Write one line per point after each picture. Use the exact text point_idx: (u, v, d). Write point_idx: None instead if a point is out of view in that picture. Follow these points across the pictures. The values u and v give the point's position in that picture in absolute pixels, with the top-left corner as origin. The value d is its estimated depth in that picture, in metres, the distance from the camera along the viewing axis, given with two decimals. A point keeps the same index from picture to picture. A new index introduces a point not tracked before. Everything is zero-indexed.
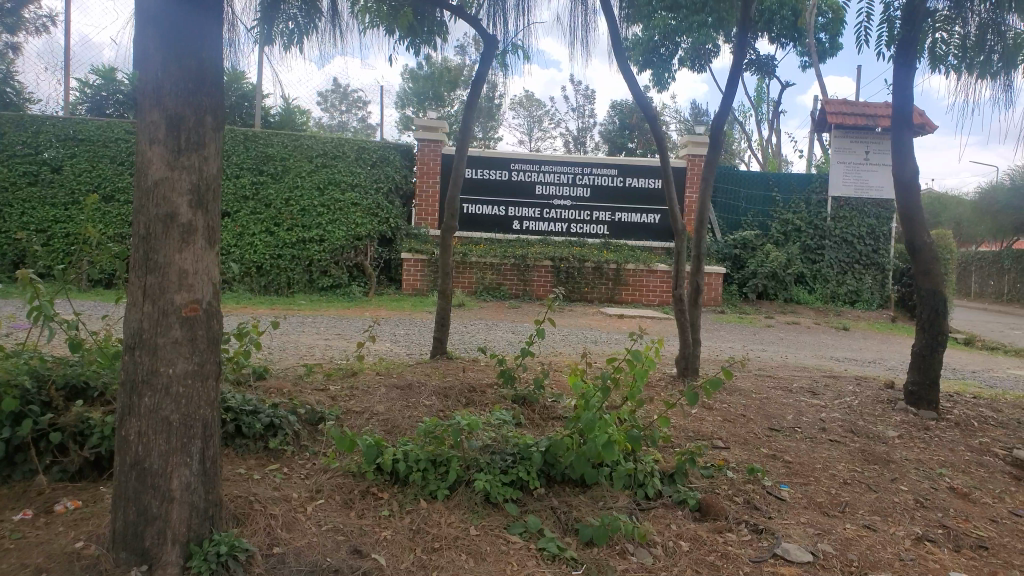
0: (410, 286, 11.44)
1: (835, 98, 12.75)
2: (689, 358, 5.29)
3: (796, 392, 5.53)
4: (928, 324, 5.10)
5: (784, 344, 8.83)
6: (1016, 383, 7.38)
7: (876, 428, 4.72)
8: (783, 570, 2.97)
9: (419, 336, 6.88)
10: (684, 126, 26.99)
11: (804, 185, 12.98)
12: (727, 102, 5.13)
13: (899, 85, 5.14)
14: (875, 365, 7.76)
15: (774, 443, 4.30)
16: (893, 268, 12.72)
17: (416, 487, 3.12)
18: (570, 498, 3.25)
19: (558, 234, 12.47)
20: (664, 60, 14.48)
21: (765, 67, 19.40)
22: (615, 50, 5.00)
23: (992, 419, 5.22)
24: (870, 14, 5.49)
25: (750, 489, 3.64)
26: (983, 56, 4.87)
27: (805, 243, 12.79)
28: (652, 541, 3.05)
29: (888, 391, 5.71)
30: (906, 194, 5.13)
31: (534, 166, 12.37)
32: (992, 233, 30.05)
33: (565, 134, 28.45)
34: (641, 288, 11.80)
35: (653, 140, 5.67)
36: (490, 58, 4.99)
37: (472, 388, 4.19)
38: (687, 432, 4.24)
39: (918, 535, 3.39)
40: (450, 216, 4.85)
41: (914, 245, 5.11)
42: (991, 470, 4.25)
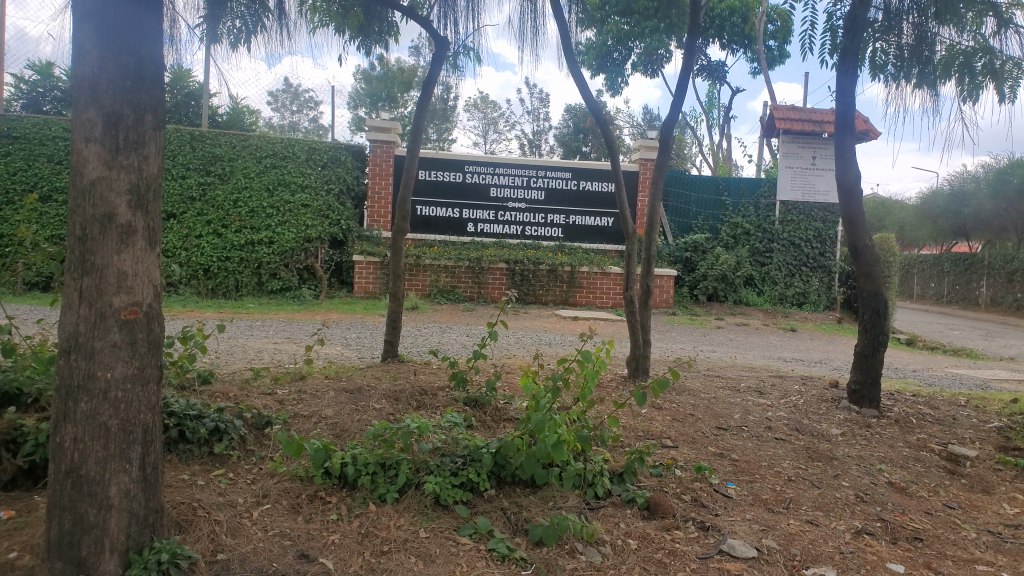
0: (362, 289, 11.36)
1: (783, 105, 13.13)
2: (640, 359, 5.35)
3: (744, 391, 5.65)
4: (870, 325, 5.25)
5: (733, 345, 9.00)
6: (954, 381, 7.64)
7: (820, 427, 4.85)
8: (728, 566, 3.03)
9: (371, 340, 6.84)
10: (637, 131, 27.31)
11: (753, 189, 13.24)
12: (676, 106, 5.21)
13: (841, 91, 5.28)
14: (820, 365, 7.96)
15: (721, 442, 4.38)
16: (838, 271, 13.06)
17: (365, 491, 3.10)
18: (519, 499, 3.26)
19: (513, 237, 12.51)
20: (617, 65, 14.64)
21: (716, 73, 19.74)
22: (565, 52, 5.03)
23: (929, 417, 5.40)
24: (814, 23, 5.65)
25: (698, 487, 3.70)
26: (920, 67, 5.04)
27: (754, 246, 13.05)
28: (601, 540, 3.09)
29: (832, 391, 5.86)
30: (849, 199, 5.27)
31: (489, 168, 12.39)
32: (934, 237, 31.05)
33: (520, 137, 28.57)
34: (595, 291, 11.90)
35: (605, 143, 5.72)
36: (441, 60, 4.97)
37: (423, 391, 4.18)
38: (636, 431, 4.29)
39: (857, 529, 3.49)
40: (402, 218, 4.83)
41: (856, 248, 5.25)
42: (927, 464, 4.39)
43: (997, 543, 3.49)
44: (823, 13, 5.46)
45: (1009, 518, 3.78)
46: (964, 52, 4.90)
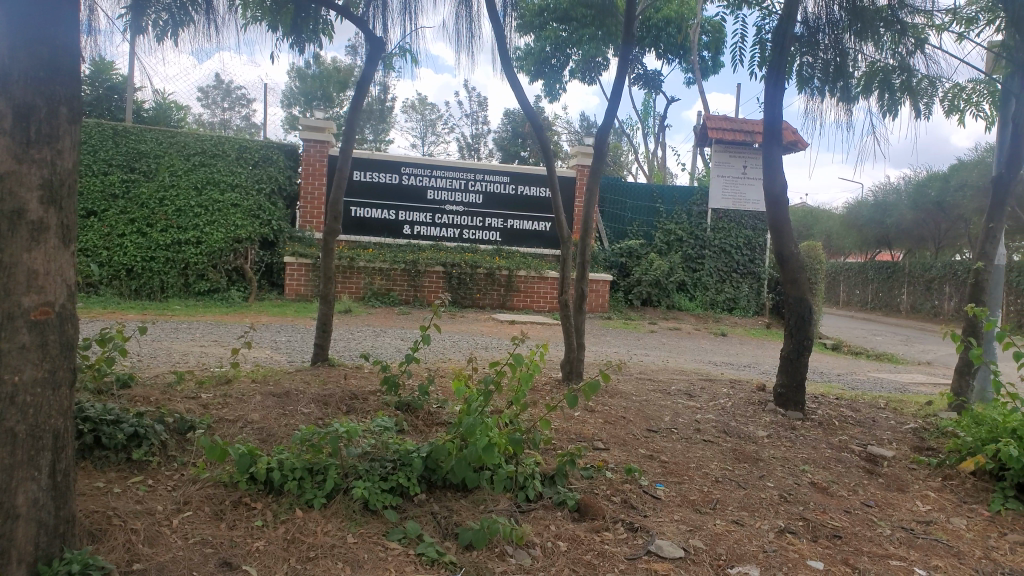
0: (293, 291, 11.18)
1: (716, 115, 13.48)
2: (574, 363, 5.39)
3: (674, 394, 5.75)
4: (795, 329, 5.41)
5: (666, 349, 9.17)
6: (874, 385, 7.95)
7: (747, 429, 4.98)
8: (655, 566, 3.08)
9: (302, 343, 6.72)
10: (575, 137, 27.64)
11: (687, 197, 13.54)
12: (611, 113, 5.28)
13: (769, 102, 5.43)
14: (749, 368, 8.18)
15: (651, 444, 4.45)
16: (767, 277, 13.44)
17: (292, 496, 3.04)
18: (450, 503, 3.25)
19: (450, 240, 12.46)
20: (556, 71, 14.78)
21: (652, 82, 20.10)
22: (501, 55, 5.05)
23: (850, 418, 5.60)
24: (744, 36, 5.82)
25: (627, 489, 3.75)
26: (844, 83, 5.23)
27: (687, 252, 13.31)
28: (531, 543, 3.10)
29: (759, 394, 6.03)
30: (775, 208, 5.43)
31: (426, 171, 12.33)
32: (858, 245, 32.27)
33: (459, 139, 28.58)
34: (532, 295, 11.96)
35: (540, 148, 5.74)
36: (375, 60, 4.93)
37: (354, 395, 4.12)
38: (569, 434, 4.32)
39: (780, 528, 3.59)
40: (334, 219, 4.76)
41: (783, 255, 5.41)
42: (848, 465, 4.55)
43: (909, 539, 3.65)
44: (753, 27, 5.62)
45: (920, 515, 3.96)
46: (884, 69, 5.15)
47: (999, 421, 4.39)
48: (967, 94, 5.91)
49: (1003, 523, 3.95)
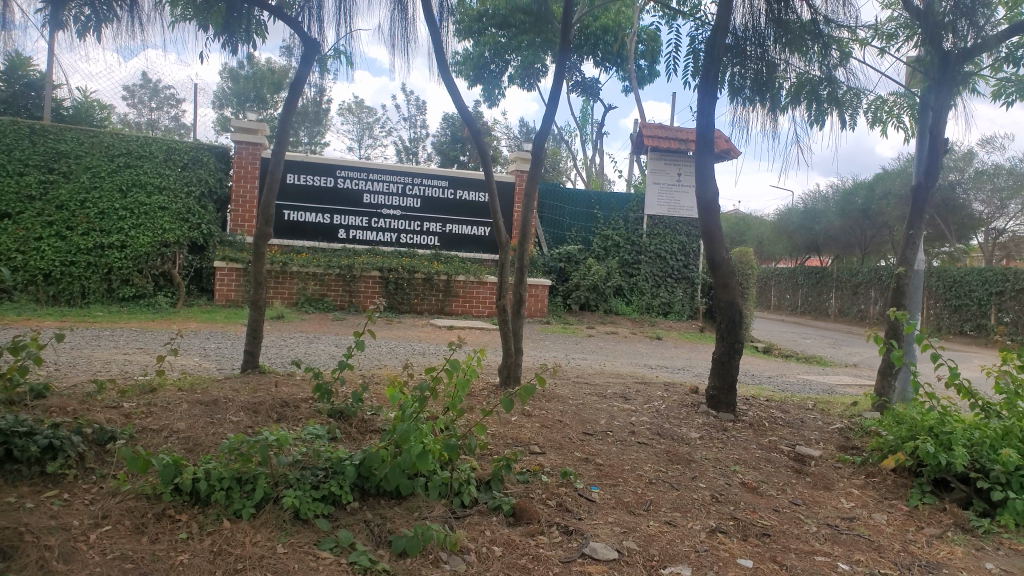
0: (223, 297, 10.89)
1: (652, 122, 13.69)
2: (511, 367, 5.39)
3: (610, 397, 5.82)
4: (726, 333, 5.53)
5: (603, 353, 9.27)
6: (803, 387, 8.20)
7: (680, 431, 5.07)
8: (590, 568, 3.10)
9: (231, 350, 6.56)
10: (513, 142, 27.76)
11: (623, 204, 13.75)
12: (548, 119, 5.32)
13: (702, 112, 5.55)
14: (683, 372, 8.33)
15: (586, 447, 4.49)
16: (701, 282, 13.73)
17: (219, 507, 2.96)
18: (384, 511, 3.22)
19: (387, 244, 12.35)
20: (494, 76, 14.83)
21: (590, 89, 20.32)
22: (437, 59, 5.04)
23: (779, 419, 5.77)
24: (678, 46, 5.94)
25: (563, 492, 3.77)
26: (774, 92, 5.38)
27: (624, 258, 13.52)
28: (466, 548, 3.09)
29: (693, 396, 6.15)
30: (707, 214, 5.55)
31: (362, 174, 12.21)
32: (789, 251, 33.27)
33: (397, 143, 28.40)
34: (470, 300, 11.95)
35: (478, 153, 5.74)
36: (310, 61, 4.85)
37: (285, 403, 4.04)
38: (505, 439, 4.33)
39: (711, 528, 3.67)
40: (265, 223, 4.66)
41: (714, 260, 5.53)
42: (777, 465, 4.68)
43: (833, 535, 3.77)
44: (687, 37, 5.74)
45: (845, 512, 4.10)
46: (812, 81, 5.36)
47: (918, 419, 4.58)
48: (889, 107, 6.19)
49: (921, 517, 4.12)
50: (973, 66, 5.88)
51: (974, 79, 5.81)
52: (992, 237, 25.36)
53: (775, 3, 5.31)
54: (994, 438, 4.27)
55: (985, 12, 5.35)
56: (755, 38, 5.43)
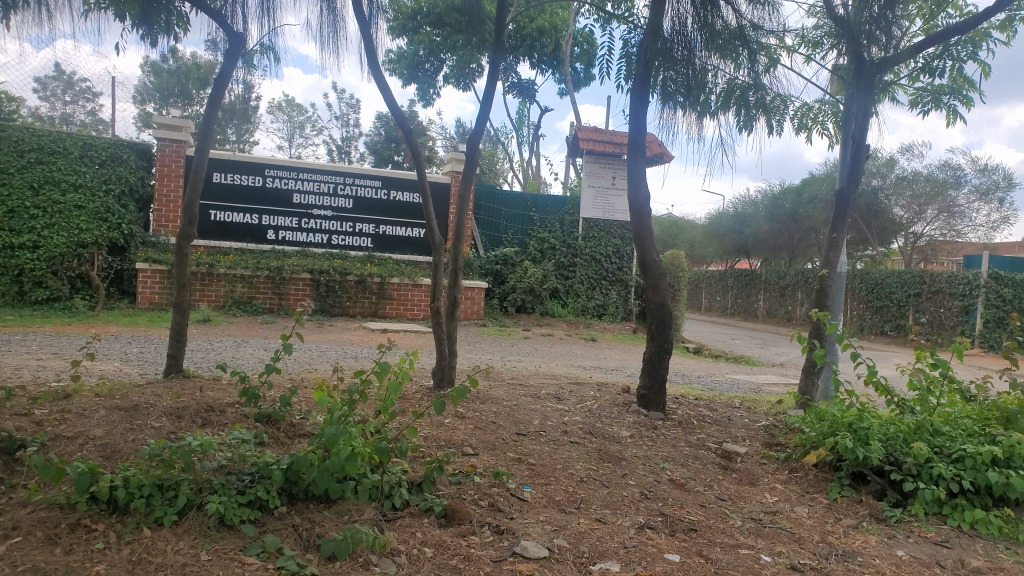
0: (146, 300, 10.52)
1: (587, 126, 13.85)
2: (446, 369, 5.35)
3: (544, 398, 5.88)
4: (657, 332, 5.65)
5: (538, 355, 9.33)
6: (731, 386, 8.44)
7: (612, 429, 5.15)
8: (521, 567, 3.13)
9: (153, 354, 6.37)
10: (447, 144, 27.74)
11: (559, 207, 13.89)
12: (482, 119, 5.34)
13: (634, 115, 5.65)
14: (615, 372, 8.45)
15: (519, 448, 4.52)
16: (634, 285, 13.96)
17: (139, 515, 2.88)
18: (313, 515, 3.19)
19: (318, 246, 12.18)
20: (429, 76, 14.77)
21: (526, 91, 20.42)
22: (368, 56, 5.00)
23: (707, 417, 5.92)
24: (611, 50, 6.03)
25: (495, 492, 3.79)
26: (704, 97, 5.53)
27: (559, 260, 13.64)
28: (396, 550, 3.08)
29: (624, 395, 6.27)
30: (639, 217, 5.66)
31: (292, 173, 12.01)
32: (719, 254, 34.16)
33: (329, 143, 28.06)
34: (405, 302, 11.87)
35: (411, 153, 5.70)
36: (235, 56, 4.75)
37: (210, 408, 3.95)
38: (437, 441, 4.32)
39: (640, 524, 3.74)
40: (188, 223, 4.55)
41: (645, 262, 5.64)
42: (704, 461, 4.81)
43: (757, 529, 3.90)
44: (619, 40, 5.83)
45: (768, 506, 4.24)
46: (740, 86, 5.53)
47: (838, 415, 4.76)
48: (813, 114, 6.43)
49: (839, 509, 4.29)
50: (892, 76, 6.17)
51: (892, 88, 6.09)
52: (909, 240, 26.56)
53: (703, 8, 5.46)
54: (907, 433, 4.47)
55: (901, 23, 5.62)
56: (683, 42, 5.55)
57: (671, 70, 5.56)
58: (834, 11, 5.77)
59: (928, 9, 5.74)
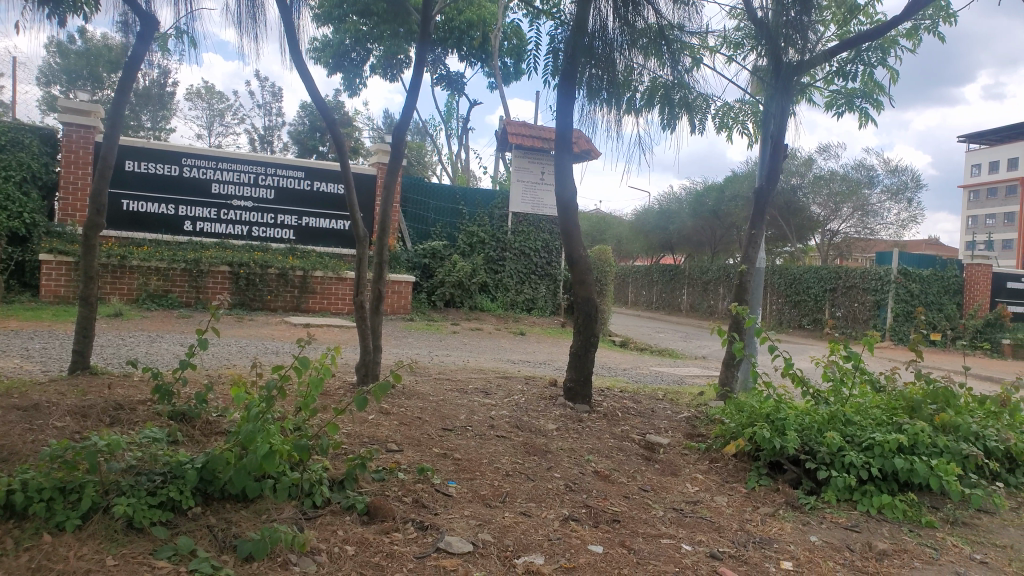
0: (50, 293, 10.01)
1: (516, 121, 13.87)
2: (370, 365, 5.26)
3: (471, 392, 5.86)
4: (583, 327, 5.69)
5: (466, 349, 9.30)
6: (656, 378, 8.60)
7: (538, 423, 5.18)
8: (444, 562, 3.11)
9: (57, 350, 6.07)
10: (374, 135, 27.38)
11: (488, 201, 13.84)
12: (407, 110, 5.27)
13: (561, 112, 5.67)
14: (543, 366, 8.50)
15: (445, 443, 4.49)
16: (562, 279, 14.08)
17: (39, 521, 2.73)
18: (229, 515, 3.09)
19: (238, 237, 11.85)
20: (355, 65, 14.53)
21: (455, 84, 20.33)
22: (290, 44, 4.87)
23: (632, 409, 6.02)
24: (538, 44, 6.02)
25: (419, 488, 3.76)
26: (630, 95, 5.60)
27: (488, 254, 13.63)
28: (316, 549, 3.02)
29: (550, 389, 6.31)
30: (566, 213, 5.69)
31: (210, 163, 11.66)
32: (645, 250, 34.83)
33: (250, 132, 27.34)
34: (330, 297, 11.63)
35: (336, 145, 5.57)
36: (148, 39, 4.53)
37: (119, 405, 3.80)
38: (360, 438, 4.25)
39: (565, 517, 3.77)
40: (96, 212, 4.34)
41: (572, 258, 5.68)
42: (628, 453, 4.88)
43: (678, 518, 3.98)
44: (546, 35, 5.82)
45: (689, 496, 4.33)
46: (665, 85, 5.62)
47: (756, 407, 4.91)
48: (735, 114, 6.61)
49: (757, 497, 4.42)
50: (809, 79, 6.39)
51: (809, 90, 6.31)
52: (827, 238, 27.65)
53: (626, 8, 5.52)
54: (820, 423, 4.64)
55: (816, 28, 5.82)
56: (605, 39, 5.60)
57: (597, 68, 5.60)
58: (753, 14, 5.91)
59: (841, 15, 5.96)
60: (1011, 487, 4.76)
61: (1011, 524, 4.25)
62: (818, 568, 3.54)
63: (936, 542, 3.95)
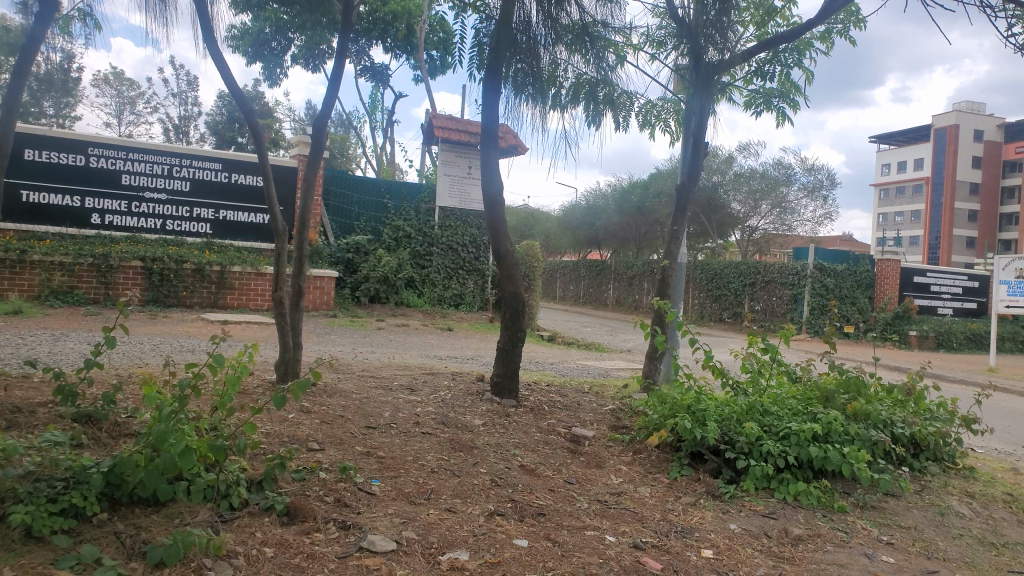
0: None
1: (443, 114, 13.76)
2: (289, 363, 5.13)
3: (396, 389, 5.80)
4: (511, 322, 5.68)
5: (391, 346, 9.20)
6: (582, 372, 8.70)
7: (464, 418, 5.16)
8: (367, 561, 3.05)
9: None
10: (297, 126, 26.77)
11: (413, 194, 13.71)
12: (330, 100, 5.16)
13: (486, 106, 5.65)
14: (470, 362, 8.49)
15: (368, 442, 4.41)
16: (490, 274, 14.09)
17: None
18: (138, 520, 2.96)
19: (150, 231, 11.41)
20: (276, 55, 14.16)
21: (380, 76, 20.09)
22: (203, 30, 4.69)
23: (558, 403, 6.07)
24: (463, 38, 5.96)
25: (342, 487, 3.68)
26: (555, 91, 5.64)
27: (414, 249, 13.51)
28: (233, 553, 2.92)
29: (477, 385, 6.29)
30: (492, 208, 5.67)
31: (120, 153, 11.20)
32: (572, 245, 35.25)
33: (164, 122, 26.39)
34: (249, 293, 11.27)
35: (254, 136, 5.40)
36: (47, 20, 4.27)
37: (17, 409, 3.59)
38: (280, 437, 4.14)
39: (490, 512, 3.76)
40: None
41: (499, 253, 5.66)
42: (553, 446, 4.91)
43: (602, 510, 4.03)
44: (470, 28, 5.78)
45: (613, 487, 4.39)
46: (590, 81, 5.70)
47: (678, 398, 4.99)
48: (657, 111, 6.74)
49: (679, 487, 4.51)
50: (729, 79, 6.55)
51: (729, 90, 6.48)
52: (746, 234, 28.57)
53: (551, 3, 5.53)
54: (739, 413, 4.75)
55: (735, 29, 5.95)
56: (528, 34, 5.58)
57: (523, 62, 5.58)
58: (675, 13, 6.01)
59: (760, 17, 6.13)
60: (916, 471, 5.01)
61: (916, 507, 4.46)
62: (737, 555, 3.64)
63: (847, 526, 4.11)
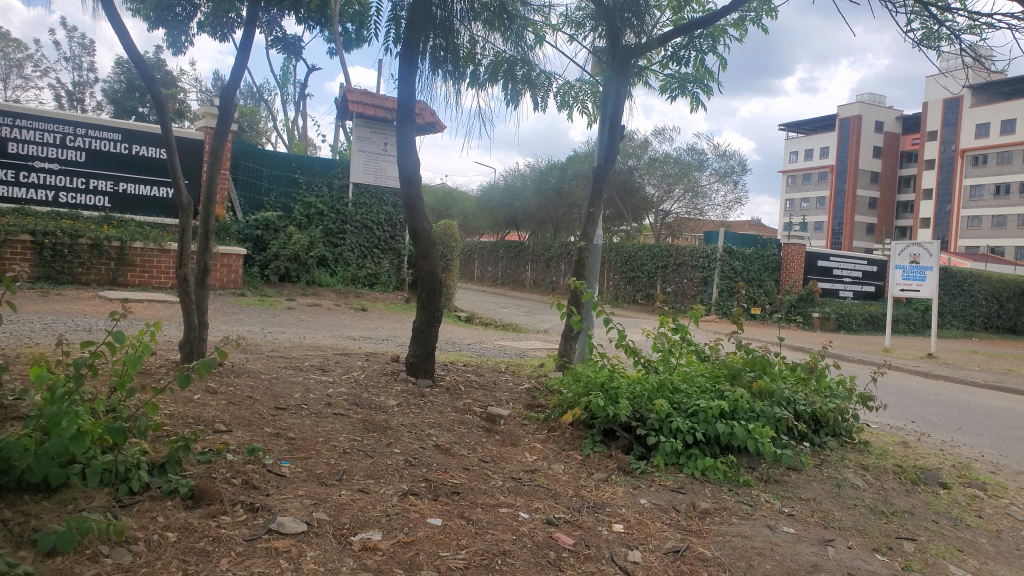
0: None
1: (356, 88, 13.45)
2: (194, 342, 4.94)
3: (307, 369, 5.69)
4: (427, 301, 5.62)
5: (304, 326, 9.00)
6: (498, 352, 8.75)
7: (378, 399, 5.10)
8: (277, 543, 2.99)
9: None
10: (204, 97, 25.74)
11: (327, 170, 13.35)
12: (239, 70, 4.96)
13: (403, 82, 5.53)
14: (384, 342, 8.40)
15: (278, 423, 4.31)
16: (406, 254, 13.99)
17: None
18: (27, 507, 2.81)
19: (41, 203, 10.76)
20: None
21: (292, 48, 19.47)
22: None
23: (473, 382, 6.09)
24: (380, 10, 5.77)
25: (250, 469, 3.59)
26: (472, 70, 5.60)
27: (327, 227, 13.22)
28: (132, 538, 2.81)
29: (391, 365, 6.24)
30: (409, 186, 5.57)
31: (6, 119, 10.50)
32: (491, 227, 35.26)
33: (56, 88, 24.93)
34: (152, 270, 10.80)
35: (156, 105, 5.14)
36: None
37: None
38: (184, 419, 3.99)
39: (404, 492, 3.73)
40: None
41: (416, 231, 5.57)
42: (469, 426, 4.92)
43: (516, 487, 4.06)
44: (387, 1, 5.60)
45: (528, 465, 4.43)
46: (509, 60, 5.69)
47: (591, 376, 5.07)
48: (575, 93, 6.76)
49: (592, 464, 4.60)
50: (645, 62, 6.65)
51: (645, 73, 6.58)
52: (660, 218, 29.27)
53: None
54: (650, 391, 4.86)
55: (652, 14, 6.03)
56: (446, 9, 5.47)
57: (441, 38, 5.48)
58: None
59: (676, 3, 6.23)
60: (815, 445, 5.27)
61: (815, 479, 4.70)
62: (647, 528, 3.75)
63: (751, 499, 4.29)
